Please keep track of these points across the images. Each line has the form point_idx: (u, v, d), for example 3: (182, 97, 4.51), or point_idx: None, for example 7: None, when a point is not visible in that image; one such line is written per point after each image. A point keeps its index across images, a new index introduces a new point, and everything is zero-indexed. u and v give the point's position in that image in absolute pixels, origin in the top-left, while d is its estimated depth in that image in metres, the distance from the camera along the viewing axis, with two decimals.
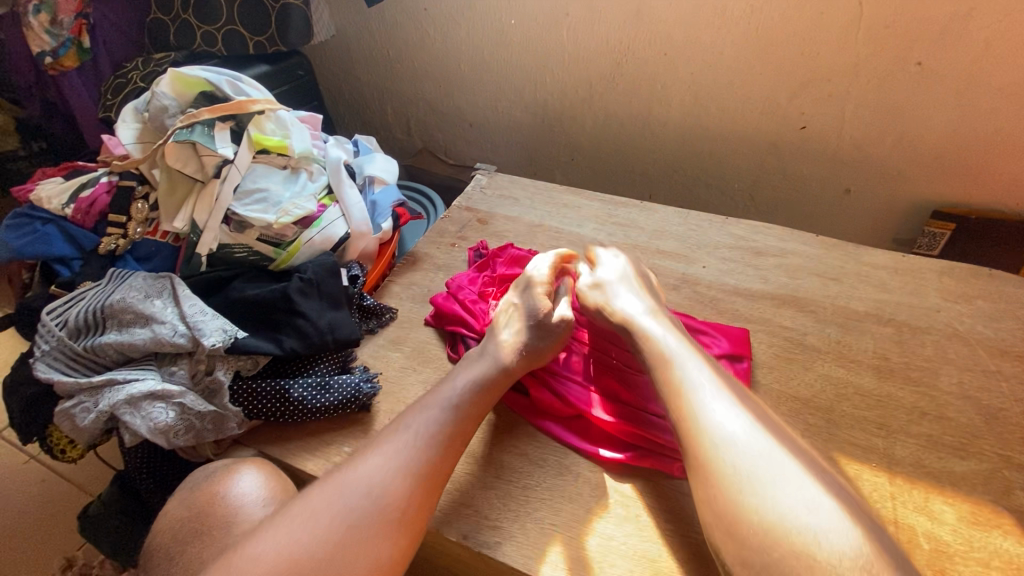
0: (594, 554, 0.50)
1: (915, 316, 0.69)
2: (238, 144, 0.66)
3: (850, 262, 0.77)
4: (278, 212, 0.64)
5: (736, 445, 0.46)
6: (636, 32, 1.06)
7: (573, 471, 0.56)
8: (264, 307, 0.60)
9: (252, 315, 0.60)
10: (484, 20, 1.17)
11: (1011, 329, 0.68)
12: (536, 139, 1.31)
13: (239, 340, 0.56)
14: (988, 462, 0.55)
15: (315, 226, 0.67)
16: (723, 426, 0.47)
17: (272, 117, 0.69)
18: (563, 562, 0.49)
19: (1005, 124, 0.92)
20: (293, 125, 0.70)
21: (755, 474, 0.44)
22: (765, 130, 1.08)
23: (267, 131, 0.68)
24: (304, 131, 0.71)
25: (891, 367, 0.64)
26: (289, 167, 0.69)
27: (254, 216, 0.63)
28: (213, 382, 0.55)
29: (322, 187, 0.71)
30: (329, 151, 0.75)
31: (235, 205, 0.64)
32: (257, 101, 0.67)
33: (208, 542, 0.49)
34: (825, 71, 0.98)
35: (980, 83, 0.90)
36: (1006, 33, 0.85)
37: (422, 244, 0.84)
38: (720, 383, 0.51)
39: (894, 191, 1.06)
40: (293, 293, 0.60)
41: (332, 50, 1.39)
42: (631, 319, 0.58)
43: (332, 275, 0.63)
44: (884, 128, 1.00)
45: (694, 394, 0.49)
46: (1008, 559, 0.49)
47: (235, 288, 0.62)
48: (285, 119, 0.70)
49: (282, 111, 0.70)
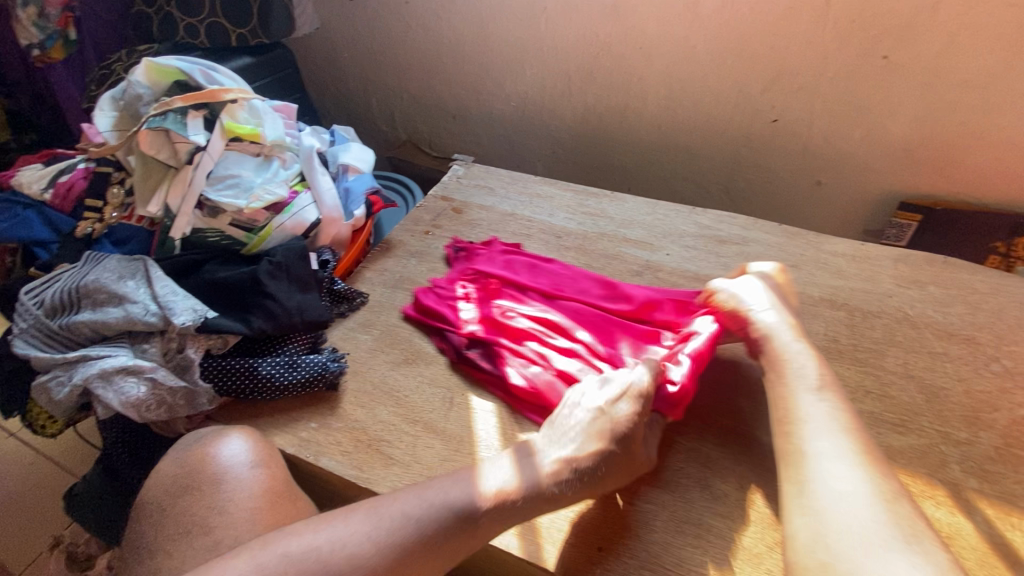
0: (543, 521, 0.53)
1: (867, 301, 0.72)
2: (211, 131, 0.68)
3: (809, 250, 0.79)
4: (249, 198, 0.67)
5: (841, 500, 0.43)
6: (613, 26, 1.08)
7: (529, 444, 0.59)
8: (234, 289, 0.63)
9: (223, 296, 0.63)
10: (465, 14, 1.19)
11: (959, 314, 0.70)
12: (518, 132, 1.33)
13: (210, 320, 0.59)
14: (926, 437, 0.58)
15: (286, 212, 0.69)
16: (835, 481, 0.44)
17: (245, 105, 0.71)
18: (514, 527, 0.53)
19: (968, 117, 0.95)
20: (266, 113, 0.72)
21: (845, 532, 0.41)
22: (738, 123, 1.10)
23: (240, 119, 0.70)
24: (277, 120, 0.74)
25: (840, 349, 0.66)
26: (261, 155, 0.71)
27: (225, 201, 0.66)
28: (184, 359, 0.58)
29: (294, 174, 0.73)
30: (303, 140, 0.77)
31: (207, 190, 0.66)
32: (229, 90, 0.69)
33: (199, 497, 0.52)
34: (794, 65, 1.00)
35: (943, 77, 0.93)
36: (966, 28, 0.87)
37: (396, 232, 0.87)
38: (852, 442, 0.47)
39: (863, 183, 1.08)
40: (262, 276, 0.63)
41: (318, 43, 1.41)
42: (773, 333, 0.57)
43: (302, 259, 0.66)
44: (853, 121, 1.02)
45: (811, 442, 0.47)
46: (938, 528, 0.51)
47: (207, 271, 0.64)
48: (257, 108, 0.72)
49: (255, 100, 0.72)
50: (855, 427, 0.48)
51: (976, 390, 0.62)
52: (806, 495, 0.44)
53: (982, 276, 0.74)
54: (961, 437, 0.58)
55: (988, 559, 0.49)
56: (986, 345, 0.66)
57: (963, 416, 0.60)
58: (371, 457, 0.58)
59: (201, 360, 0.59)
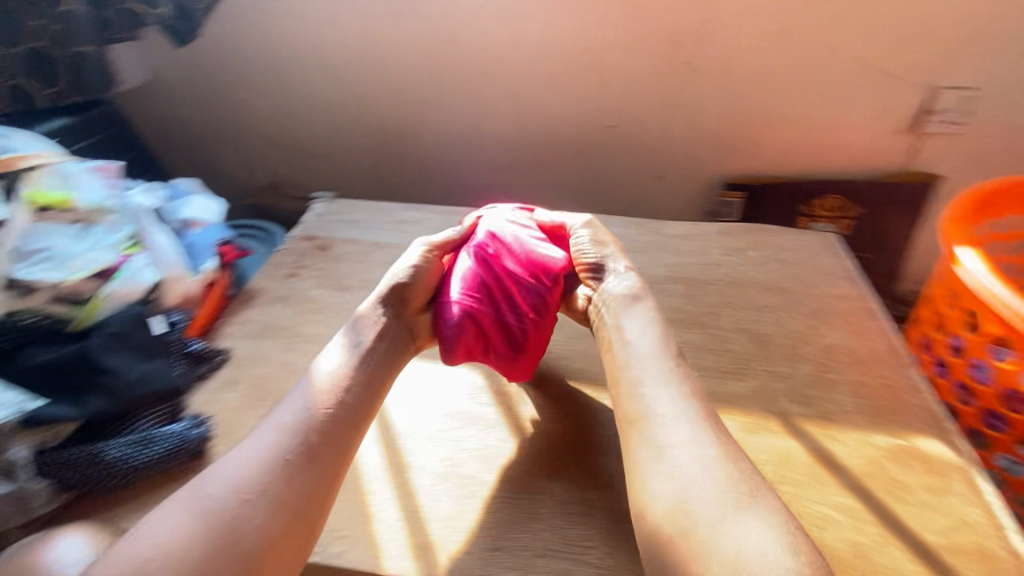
0: (435, 538, 0.53)
1: (701, 272, 0.82)
2: (10, 205, 0.63)
3: (650, 236, 0.89)
4: (69, 269, 0.62)
5: (681, 466, 0.47)
6: (453, 54, 1.14)
7: (415, 466, 0.59)
8: (62, 371, 0.56)
9: (49, 382, 0.56)
10: (307, 54, 1.19)
11: (773, 270, 0.83)
12: (384, 164, 1.34)
13: (32, 411, 0.53)
14: (759, 378, 0.66)
15: (117, 278, 0.64)
16: (679, 455, 0.48)
17: (48, 171, 0.67)
18: (407, 552, 0.52)
19: (759, 105, 1.12)
20: (79, 178, 0.69)
21: (689, 507, 0.45)
22: (582, 131, 1.21)
23: (47, 187, 0.66)
24: (94, 183, 0.70)
25: (685, 317, 0.75)
26: (78, 221, 0.66)
27: (40, 277, 0.60)
28: (6, 463, 0.51)
29: (125, 236, 0.69)
30: (128, 198, 0.73)
31: (15, 268, 0.60)
32: (26, 157, 0.66)
33: None
34: (616, 75, 1.12)
35: (733, 74, 1.09)
36: (740, 32, 1.04)
37: (257, 279, 0.83)
38: (690, 413, 0.52)
39: (694, 171, 1.23)
40: (95, 351, 0.58)
41: (150, 96, 1.32)
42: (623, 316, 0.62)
43: (141, 326, 0.61)
44: (674, 118, 1.17)
45: (662, 431, 0.50)
46: (778, 453, 0.58)
47: (24, 356, 0.57)
48: (65, 173, 0.68)
49: (60, 164, 0.68)
50: (693, 404, 0.53)
51: (790, 330, 0.73)
52: (662, 491, 0.47)
53: (786, 235, 0.88)
54: (785, 371, 0.67)
55: (818, 470, 0.56)
56: (796, 292, 0.79)
57: (785, 353, 0.70)
58: None
59: (30, 459, 0.52)
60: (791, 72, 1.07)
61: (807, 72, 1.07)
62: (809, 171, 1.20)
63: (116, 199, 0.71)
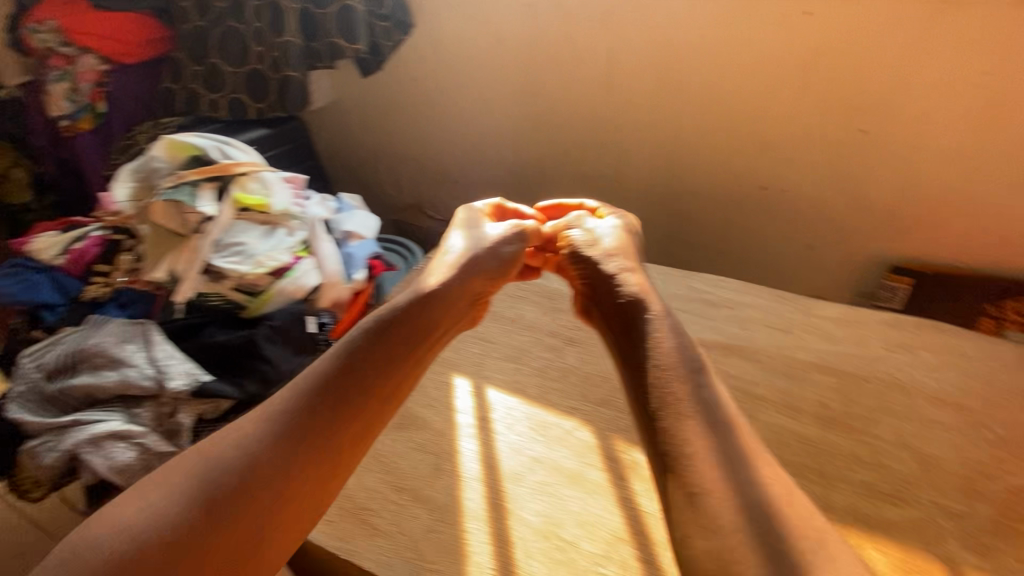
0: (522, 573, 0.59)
1: (857, 366, 0.73)
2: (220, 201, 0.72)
3: (801, 314, 0.81)
4: (253, 264, 0.69)
5: None
6: (607, 98, 1.17)
7: (511, 479, 0.67)
8: (231, 353, 0.64)
9: (221, 360, 0.64)
10: (469, 90, 1.30)
11: (952, 379, 0.71)
12: (516, 196, 1.41)
13: (202, 384, 0.60)
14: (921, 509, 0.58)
15: (288, 276, 0.71)
16: None
17: (256, 177, 0.75)
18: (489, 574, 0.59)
19: (950, 183, 0.98)
20: (275, 184, 0.76)
21: None
22: (731, 193, 1.17)
23: (250, 190, 0.73)
24: (286, 191, 0.77)
25: (833, 416, 0.67)
26: (267, 223, 0.74)
27: (230, 268, 0.68)
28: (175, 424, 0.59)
29: (300, 241, 0.75)
30: (309, 209, 0.80)
31: (213, 257, 0.69)
32: (241, 164, 0.73)
33: None
34: (777, 137, 1.06)
35: (921, 147, 0.97)
36: (936, 100, 0.92)
37: (394, 293, 0.89)
38: None
39: (851, 248, 1.12)
40: (260, 340, 0.65)
41: (332, 113, 1.52)
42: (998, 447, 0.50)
43: (298, 323, 0.68)
44: (837, 191, 1.07)
45: None
46: None
47: (207, 334, 0.66)
48: (268, 179, 0.76)
49: (266, 171, 0.76)
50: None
51: (972, 459, 0.63)
52: None
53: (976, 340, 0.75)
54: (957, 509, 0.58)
55: None
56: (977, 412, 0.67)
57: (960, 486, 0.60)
58: (355, 527, 0.64)
59: (193, 425, 0.60)
60: (996, 151, 0.93)
61: (1015, 152, 0.92)
62: (999, 266, 1.03)
63: (298, 207, 0.78)
